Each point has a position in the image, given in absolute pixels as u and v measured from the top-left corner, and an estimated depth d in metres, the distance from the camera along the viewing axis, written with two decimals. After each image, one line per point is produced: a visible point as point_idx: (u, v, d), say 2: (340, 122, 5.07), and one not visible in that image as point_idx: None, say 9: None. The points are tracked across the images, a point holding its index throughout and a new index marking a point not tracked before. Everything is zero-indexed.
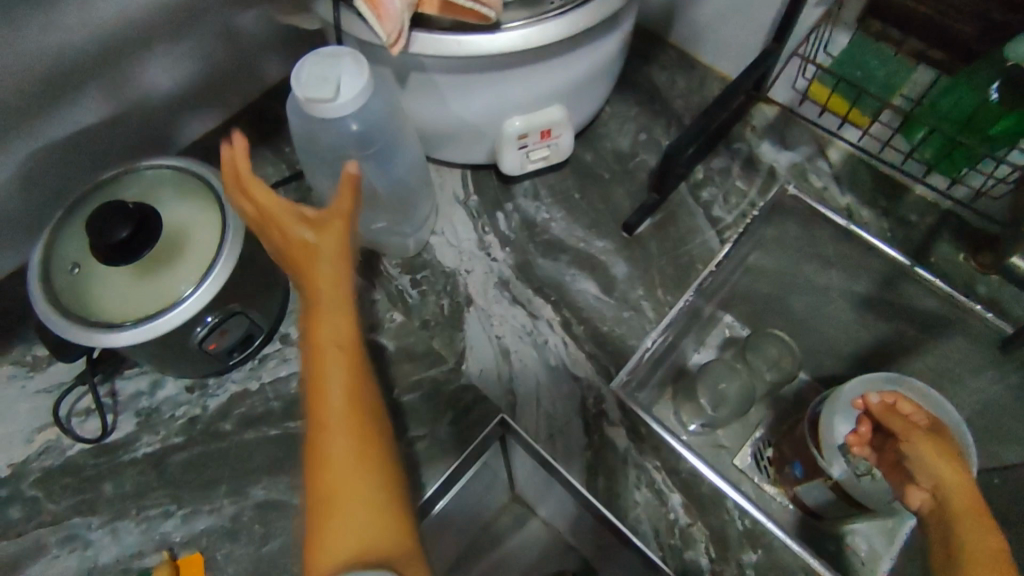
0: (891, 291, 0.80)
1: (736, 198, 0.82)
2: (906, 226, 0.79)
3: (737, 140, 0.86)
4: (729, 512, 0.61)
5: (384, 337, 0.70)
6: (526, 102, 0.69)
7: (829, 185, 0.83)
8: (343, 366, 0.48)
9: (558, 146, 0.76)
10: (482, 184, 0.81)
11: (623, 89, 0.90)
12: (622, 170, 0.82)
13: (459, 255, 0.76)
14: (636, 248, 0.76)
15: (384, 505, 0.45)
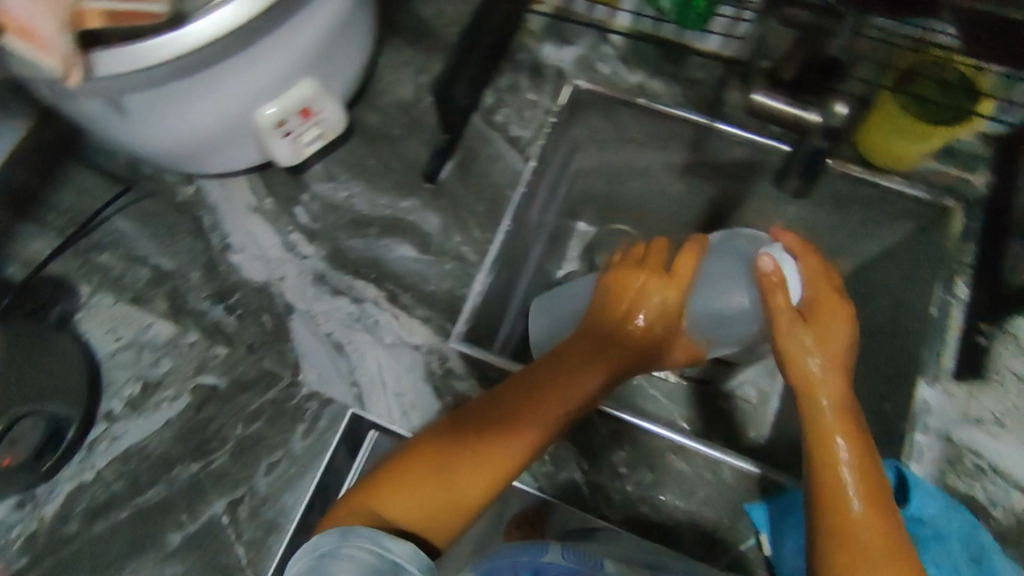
0: (703, 150, 0.79)
1: (529, 111, 0.78)
2: (695, 86, 0.79)
3: (519, 51, 0.81)
4: (590, 422, 0.62)
5: (214, 377, 0.67)
6: (267, 86, 0.62)
7: (616, 69, 0.80)
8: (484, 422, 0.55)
9: (328, 119, 0.70)
10: (271, 183, 0.75)
11: (391, 31, 0.82)
12: (410, 121, 0.78)
13: (267, 264, 0.72)
14: (443, 196, 0.74)
15: (434, 490, 0.51)
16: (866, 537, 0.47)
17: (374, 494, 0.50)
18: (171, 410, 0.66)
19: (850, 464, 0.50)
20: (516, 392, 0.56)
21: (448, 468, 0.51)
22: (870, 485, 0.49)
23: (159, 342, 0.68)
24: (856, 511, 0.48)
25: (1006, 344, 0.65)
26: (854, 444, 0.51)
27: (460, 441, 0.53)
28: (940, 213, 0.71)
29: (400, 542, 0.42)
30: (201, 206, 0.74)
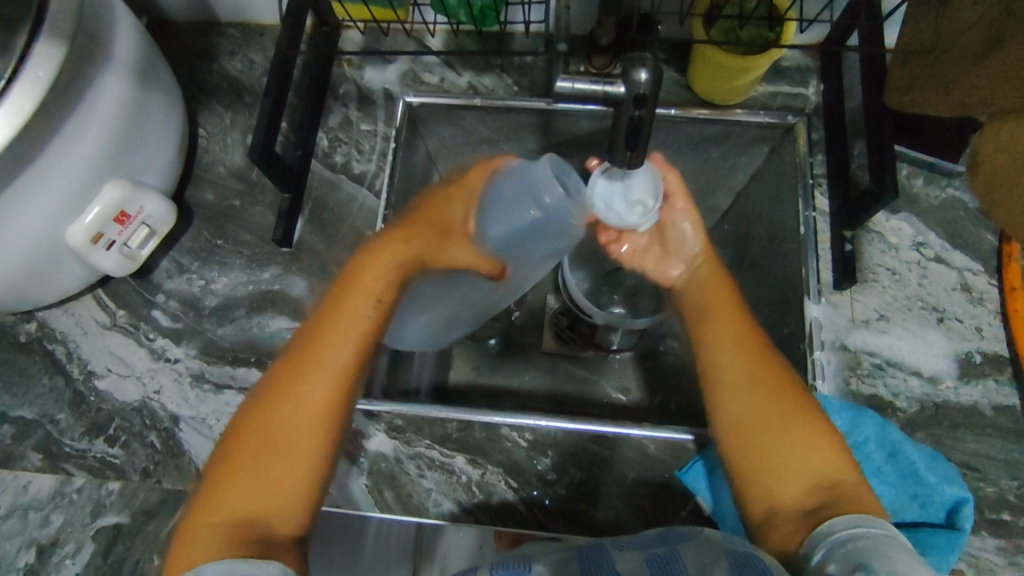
0: (552, 131, 0.78)
1: (367, 143, 0.76)
2: (525, 72, 0.77)
3: (342, 83, 0.78)
4: (507, 439, 0.61)
5: (113, 515, 0.62)
6: (64, 203, 0.58)
7: (443, 76, 0.78)
8: (299, 377, 0.49)
9: (152, 217, 0.65)
10: (119, 293, 0.71)
11: (202, 98, 0.77)
12: (248, 187, 0.74)
13: (138, 380, 0.67)
14: (303, 255, 0.71)
15: (265, 470, 0.47)
16: (790, 467, 0.49)
17: (211, 503, 0.46)
18: (76, 565, 0.61)
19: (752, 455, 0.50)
20: (311, 360, 0.50)
21: (272, 437, 0.48)
22: (772, 417, 0.51)
23: (43, 498, 0.63)
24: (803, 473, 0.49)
25: (872, 239, 0.67)
26: (741, 396, 0.52)
27: (276, 402, 0.49)
28: (786, 130, 0.72)
29: (266, 561, 0.41)
30: (50, 340, 0.69)
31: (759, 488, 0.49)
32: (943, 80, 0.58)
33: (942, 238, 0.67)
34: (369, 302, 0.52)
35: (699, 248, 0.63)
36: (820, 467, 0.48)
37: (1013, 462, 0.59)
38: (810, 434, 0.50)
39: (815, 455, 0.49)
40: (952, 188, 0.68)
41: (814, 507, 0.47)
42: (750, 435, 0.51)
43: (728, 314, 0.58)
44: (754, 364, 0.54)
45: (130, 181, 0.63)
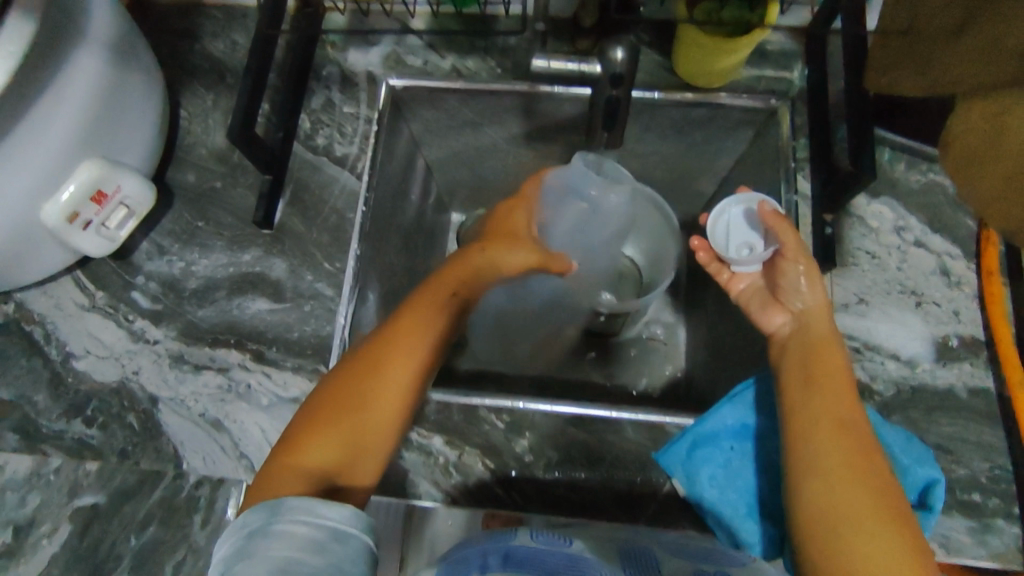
0: (536, 115, 0.78)
1: (350, 125, 0.75)
2: (509, 55, 0.77)
3: (324, 65, 0.77)
4: (486, 420, 0.61)
5: (90, 496, 0.62)
6: (36, 179, 0.57)
7: (427, 59, 0.77)
8: (392, 355, 0.53)
9: (130, 197, 0.64)
10: (99, 274, 0.70)
11: (183, 80, 0.77)
12: (230, 169, 0.74)
13: (118, 361, 0.67)
14: (284, 237, 0.70)
15: (349, 432, 0.50)
16: (863, 558, 0.44)
17: (295, 451, 0.49)
18: (52, 546, 0.61)
19: (835, 514, 0.46)
20: (408, 338, 0.54)
21: (358, 402, 0.51)
22: (856, 498, 0.47)
23: (19, 479, 0.63)
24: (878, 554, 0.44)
25: (853, 224, 0.67)
26: (836, 460, 0.49)
27: (366, 375, 0.52)
28: (770, 115, 0.72)
29: (337, 504, 0.37)
30: (28, 321, 0.68)
31: (823, 563, 0.45)
32: (920, 61, 0.58)
33: (922, 223, 0.67)
34: (428, 301, 0.56)
35: (811, 307, 0.58)
36: (897, 573, 0.43)
37: (988, 444, 0.60)
38: (894, 518, 0.46)
39: (894, 551, 0.44)
40: (932, 173, 0.68)
41: None
42: (830, 513, 0.47)
43: (836, 370, 0.54)
44: (855, 428, 0.50)
45: (105, 159, 0.62)
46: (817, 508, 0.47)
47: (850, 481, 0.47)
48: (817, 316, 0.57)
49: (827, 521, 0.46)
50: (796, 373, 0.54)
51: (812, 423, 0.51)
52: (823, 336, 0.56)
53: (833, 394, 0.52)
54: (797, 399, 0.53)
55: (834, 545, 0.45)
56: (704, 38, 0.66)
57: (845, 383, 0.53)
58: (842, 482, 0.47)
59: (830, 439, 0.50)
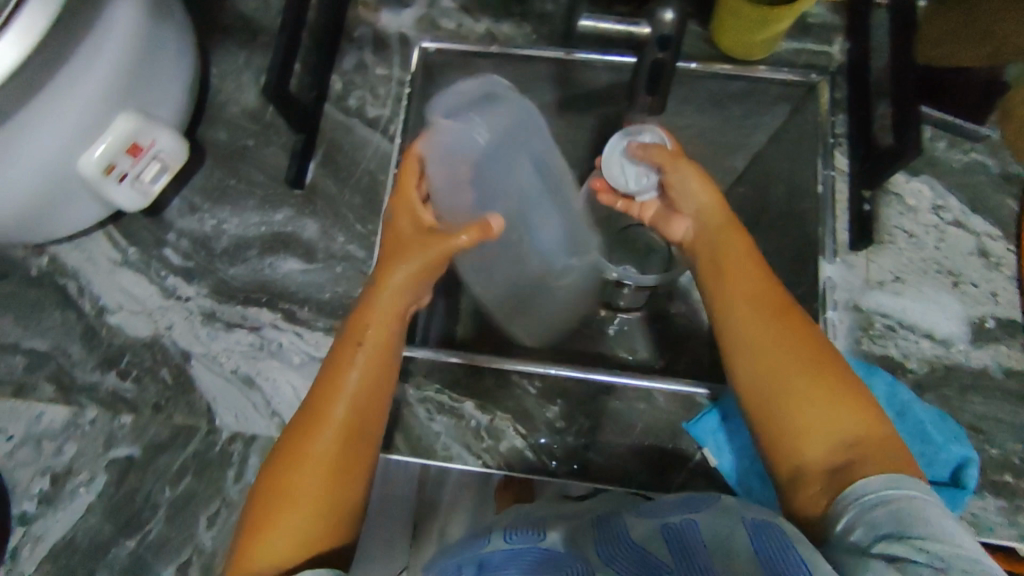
0: (570, 83, 0.76)
1: (383, 87, 0.74)
2: (545, 19, 0.75)
3: (357, 25, 0.76)
4: (518, 386, 0.61)
5: (126, 448, 0.63)
6: (75, 130, 0.57)
7: (461, 21, 0.76)
8: (324, 404, 0.46)
9: (164, 151, 0.65)
10: (131, 230, 0.70)
11: (214, 36, 0.76)
12: (261, 128, 0.73)
13: (151, 317, 0.67)
14: (316, 198, 0.70)
15: (303, 507, 0.43)
16: (805, 414, 0.44)
17: (250, 547, 0.42)
18: (88, 494, 0.62)
19: (787, 417, 0.45)
20: (340, 384, 0.47)
21: (303, 468, 0.44)
22: (801, 365, 0.46)
23: (56, 428, 0.64)
24: (823, 412, 0.44)
25: (891, 202, 0.66)
26: (752, 333, 0.48)
27: (301, 438, 0.45)
28: (808, 91, 0.71)
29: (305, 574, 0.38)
30: (62, 274, 0.69)
31: (780, 434, 0.44)
32: (978, 31, 0.58)
33: (963, 202, 0.66)
34: (393, 309, 0.52)
35: (707, 205, 0.57)
36: (841, 417, 0.44)
37: (1020, 426, 0.59)
38: (824, 372, 0.45)
39: (837, 414, 0.44)
40: (976, 152, 0.66)
41: (843, 465, 0.42)
42: (773, 384, 0.46)
43: (747, 253, 0.53)
44: (781, 304, 0.49)
45: (141, 113, 0.62)
46: (751, 378, 0.47)
47: (791, 355, 0.46)
48: (712, 214, 0.56)
49: (787, 423, 0.45)
50: (744, 310, 0.49)
51: (730, 303, 0.50)
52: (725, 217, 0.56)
53: (756, 279, 0.51)
54: (725, 319, 0.50)
55: (797, 432, 0.44)
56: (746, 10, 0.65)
57: (761, 266, 0.52)
58: (784, 371, 0.46)
59: (749, 313, 0.49)
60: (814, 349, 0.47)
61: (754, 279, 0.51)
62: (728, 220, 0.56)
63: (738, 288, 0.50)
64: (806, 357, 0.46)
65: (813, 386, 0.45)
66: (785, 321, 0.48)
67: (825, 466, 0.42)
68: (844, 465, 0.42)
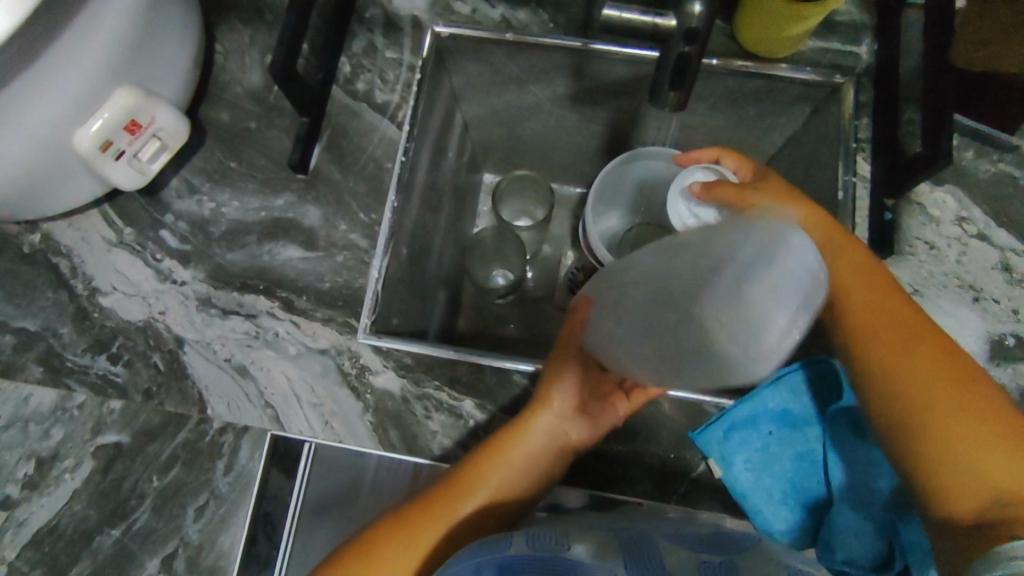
0: (585, 75, 0.74)
1: (392, 72, 0.72)
2: (562, 8, 0.73)
3: (367, 6, 0.73)
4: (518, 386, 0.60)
5: (114, 434, 0.61)
6: (71, 103, 0.55)
7: (476, 7, 0.73)
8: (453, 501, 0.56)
9: (163, 129, 0.63)
10: (127, 210, 0.68)
11: (220, 13, 0.73)
12: (265, 109, 0.71)
13: (144, 300, 0.65)
14: (319, 183, 0.68)
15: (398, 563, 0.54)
16: (951, 447, 0.50)
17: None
18: (75, 480, 0.60)
19: (938, 448, 0.50)
20: (465, 487, 0.56)
21: (395, 540, 0.54)
22: (948, 404, 0.51)
23: (43, 411, 0.62)
24: (965, 489, 0.49)
25: (912, 211, 0.64)
26: (907, 354, 0.53)
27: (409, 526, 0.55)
28: (832, 91, 0.68)
29: None
30: (54, 252, 0.67)
31: (936, 483, 0.50)
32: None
33: (987, 215, 0.64)
34: (568, 404, 0.58)
35: (803, 205, 0.57)
36: (1010, 458, 0.49)
37: None
38: (983, 413, 0.50)
39: (999, 468, 0.49)
40: (1003, 163, 0.64)
41: (994, 523, 0.47)
42: (922, 416, 0.51)
43: (878, 278, 0.55)
44: (919, 338, 0.53)
45: (140, 88, 0.60)
46: (887, 390, 0.53)
47: (945, 393, 0.51)
48: (840, 236, 0.57)
49: (933, 467, 0.50)
50: (889, 331, 0.54)
51: (874, 333, 0.54)
52: (838, 232, 0.56)
53: (890, 304, 0.55)
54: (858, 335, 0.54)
55: (949, 467, 0.50)
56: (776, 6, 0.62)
57: (892, 287, 0.55)
58: (932, 408, 0.51)
59: (884, 346, 0.54)
60: (953, 364, 0.52)
61: (892, 308, 0.54)
62: (851, 241, 0.56)
63: (856, 322, 0.55)
64: (953, 367, 0.52)
65: (968, 445, 0.50)
66: (912, 346, 0.53)
67: (974, 514, 0.48)
68: (998, 513, 0.47)
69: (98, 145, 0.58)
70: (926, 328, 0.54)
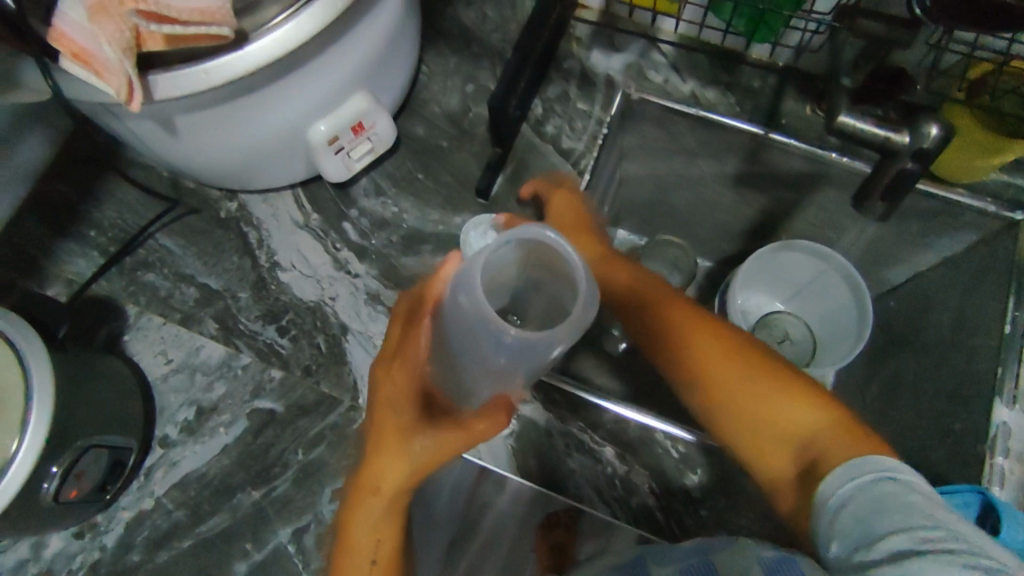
0: (757, 162, 0.74)
1: (581, 121, 0.77)
2: (752, 95, 0.75)
3: (567, 57, 0.78)
4: (659, 445, 0.63)
5: (270, 401, 0.65)
6: (320, 105, 0.60)
7: (669, 78, 0.76)
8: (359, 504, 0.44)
9: (377, 134, 0.68)
10: (318, 198, 0.74)
11: (431, 38, 0.78)
12: (459, 132, 0.76)
13: (319, 283, 0.70)
14: (497, 211, 0.73)
15: None
16: (772, 412, 0.45)
17: None
18: (228, 436, 0.64)
19: (738, 417, 0.47)
20: (362, 496, 0.44)
21: None
22: (718, 368, 0.47)
23: (211, 364, 0.67)
24: (773, 463, 0.45)
25: None
26: (713, 374, 0.47)
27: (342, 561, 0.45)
28: (1008, 226, 0.66)
29: None
30: (247, 222, 0.73)
31: (756, 459, 0.46)
32: None
33: None
34: (405, 415, 0.44)
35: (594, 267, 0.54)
36: (800, 413, 0.45)
37: None
38: (763, 368, 0.47)
39: (802, 418, 0.44)
40: None
41: (804, 471, 0.43)
42: (728, 409, 0.47)
43: (682, 311, 0.50)
44: (706, 329, 0.49)
45: (372, 97, 0.65)
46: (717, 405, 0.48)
47: (774, 408, 0.45)
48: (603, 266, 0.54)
49: (749, 437, 0.46)
50: (703, 345, 0.48)
51: (680, 329, 0.49)
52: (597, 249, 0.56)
53: (695, 316, 0.50)
54: (679, 341, 0.49)
55: (763, 441, 0.46)
56: (978, 136, 0.63)
57: (706, 319, 0.50)
58: (766, 420, 0.45)
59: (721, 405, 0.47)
60: (758, 362, 0.47)
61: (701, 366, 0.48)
62: (610, 266, 0.55)
63: (683, 355, 0.49)
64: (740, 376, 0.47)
65: (766, 407, 0.45)
66: (712, 368, 0.48)
67: (789, 478, 0.44)
68: (814, 462, 0.43)
69: (324, 140, 0.64)
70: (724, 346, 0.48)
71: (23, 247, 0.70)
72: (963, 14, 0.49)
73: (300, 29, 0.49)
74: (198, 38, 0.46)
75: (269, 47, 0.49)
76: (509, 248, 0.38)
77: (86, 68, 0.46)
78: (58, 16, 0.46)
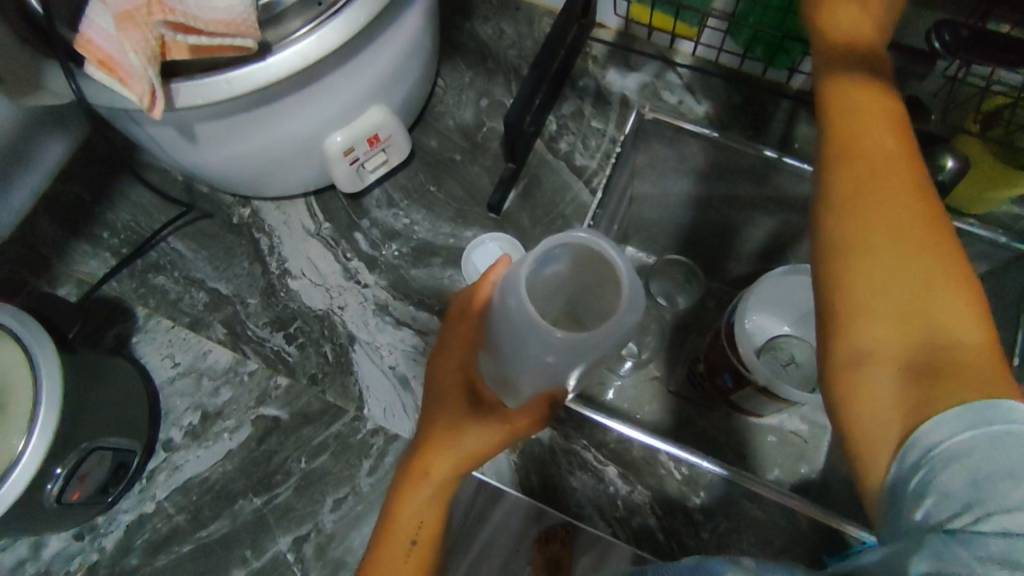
0: (768, 186, 0.74)
1: (594, 140, 0.77)
2: (765, 119, 0.75)
3: (581, 76, 0.79)
4: (663, 467, 0.62)
5: (274, 408, 0.65)
6: (337, 117, 0.61)
7: (682, 99, 0.76)
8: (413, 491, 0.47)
9: (392, 146, 0.69)
10: (330, 206, 0.74)
11: (447, 52, 0.79)
12: (472, 146, 0.77)
13: (328, 292, 0.70)
14: (507, 226, 0.73)
15: None
16: (903, 275, 0.35)
17: None
18: (232, 441, 0.64)
19: (854, 216, 0.37)
20: (415, 479, 0.47)
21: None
22: (918, 267, 0.35)
23: (218, 369, 0.67)
24: (852, 268, 0.36)
25: None
26: (866, 230, 0.36)
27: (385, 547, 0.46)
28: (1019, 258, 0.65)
29: None
30: (258, 229, 0.73)
31: (829, 288, 0.37)
32: None
33: None
34: (456, 408, 0.47)
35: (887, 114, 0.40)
36: (979, 364, 0.32)
37: None
38: (956, 281, 0.35)
39: (975, 359, 0.32)
40: None
41: (920, 363, 0.33)
42: (869, 288, 0.35)
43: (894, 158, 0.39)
44: (888, 185, 0.37)
45: (389, 110, 0.66)
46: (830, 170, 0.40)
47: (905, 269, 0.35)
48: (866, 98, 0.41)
49: (842, 241, 0.37)
50: (897, 233, 0.36)
51: (871, 224, 0.36)
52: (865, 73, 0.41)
53: (915, 208, 0.37)
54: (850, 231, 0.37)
55: (862, 277, 0.36)
56: (981, 163, 0.62)
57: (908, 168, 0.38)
58: (910, 285, 0.35)
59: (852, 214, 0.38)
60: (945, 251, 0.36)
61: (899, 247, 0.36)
62: (877, 106, 0.40)
63: (854, 166, 0.39)
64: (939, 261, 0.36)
65: (963, 368, 0.32)
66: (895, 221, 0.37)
67: (896, 352, 0.34)
68: (945, 381, 0.32)
69: (340, 151, 0.64)
70: (937, 222, 0.36)
71: (35, 246, 0.71)
72: (971, 50, 0.49)
73: (322, 43, 0.50)
74: (223, 48, 0.47)
75: (291, 59, 0.50)
76: (556, 259, 0.40)
77: (110, 76, 0.47)
78: (85, 24, 0.47)
